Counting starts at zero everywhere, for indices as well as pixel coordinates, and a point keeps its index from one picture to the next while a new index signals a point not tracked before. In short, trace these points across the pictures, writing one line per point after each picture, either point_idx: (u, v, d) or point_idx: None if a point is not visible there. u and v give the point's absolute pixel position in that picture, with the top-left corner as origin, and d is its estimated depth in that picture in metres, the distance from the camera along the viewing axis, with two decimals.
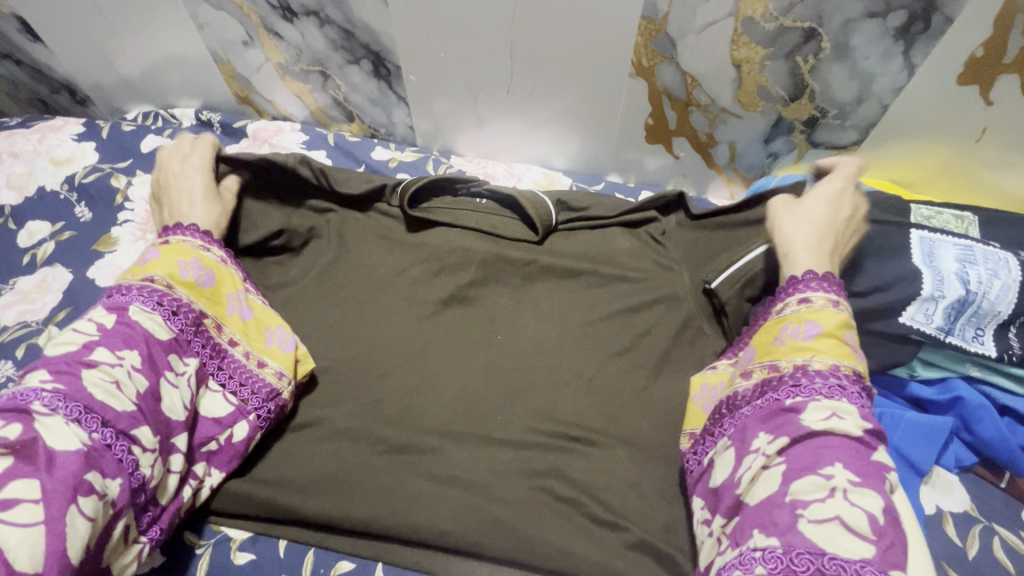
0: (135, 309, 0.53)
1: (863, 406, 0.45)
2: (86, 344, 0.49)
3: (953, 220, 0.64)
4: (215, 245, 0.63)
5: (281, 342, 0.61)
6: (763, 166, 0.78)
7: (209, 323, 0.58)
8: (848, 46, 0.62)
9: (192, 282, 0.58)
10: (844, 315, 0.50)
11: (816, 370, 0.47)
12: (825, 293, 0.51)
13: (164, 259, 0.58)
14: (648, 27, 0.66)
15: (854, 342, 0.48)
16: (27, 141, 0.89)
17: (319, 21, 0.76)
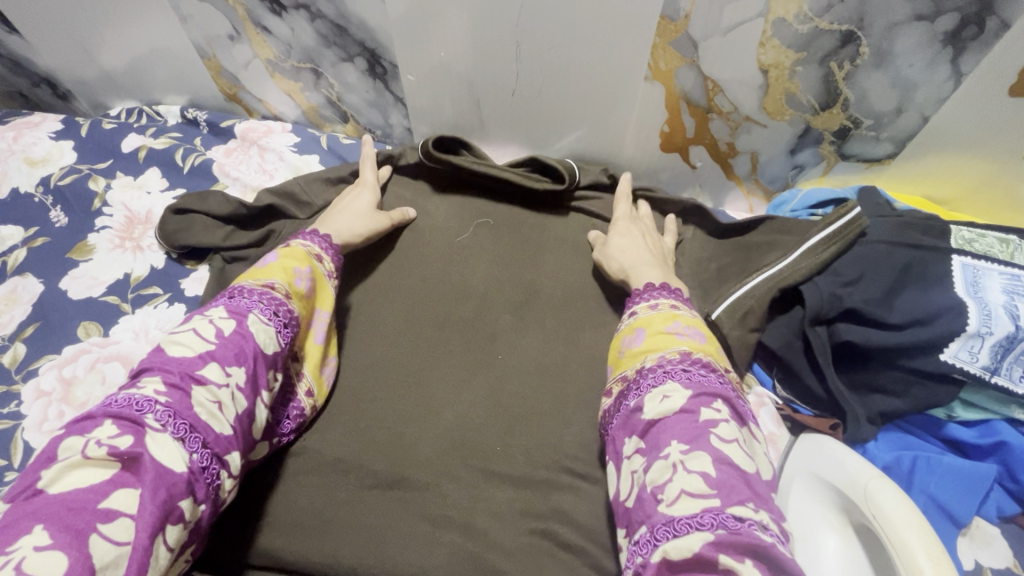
0: (254, 318, 0.47)
1: (695, 373, 0.46)
2: (203, 352, 0.42)
3: (997, 244, 0.57)
4: (326, 257, 0.60)
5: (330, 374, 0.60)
6: (786, 178, 0.73)
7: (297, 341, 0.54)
8: (889, 52, 0.56)
9: (303, 293, 0.54)
10: (667, 310, 0.54)
11: (651, 368, 0.48)
12: (658, 296, 0.57)
13: (281, 264, 0.54)
14: (668, 27, 0.60)
15: (677, 331, 0.51)
16: (2, 139, 0.84)
17: (310, 15, 0.70)
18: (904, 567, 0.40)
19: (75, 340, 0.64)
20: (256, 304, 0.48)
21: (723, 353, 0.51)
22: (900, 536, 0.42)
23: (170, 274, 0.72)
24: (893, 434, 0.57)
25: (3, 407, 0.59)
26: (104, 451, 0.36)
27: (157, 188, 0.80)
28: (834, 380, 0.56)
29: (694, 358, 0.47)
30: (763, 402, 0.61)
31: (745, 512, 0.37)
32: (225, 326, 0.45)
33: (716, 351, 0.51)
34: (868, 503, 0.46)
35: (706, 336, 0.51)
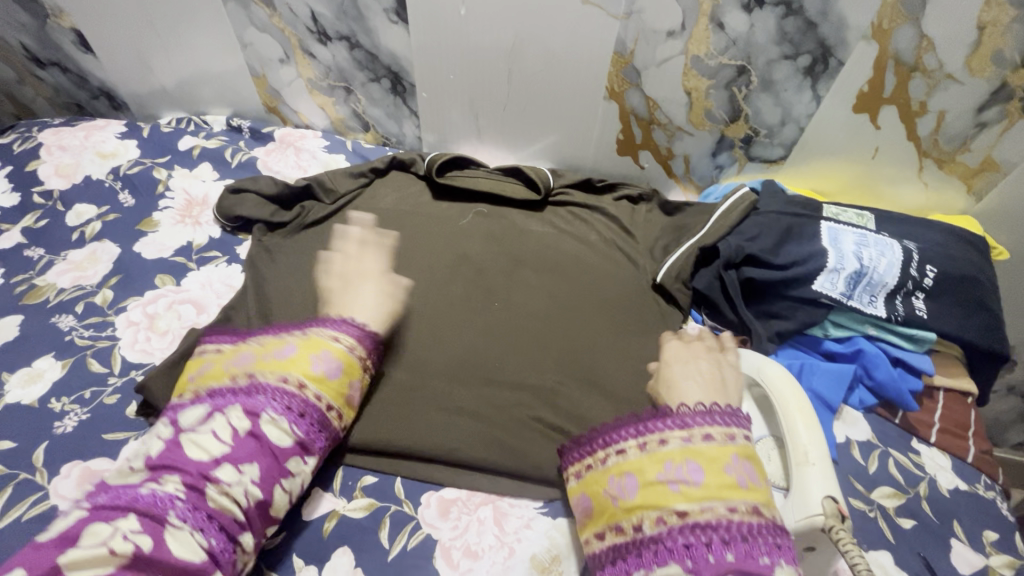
0: (267, 418, 0.57)
1: (699, 545, 0.48)
2: (218, 457, 0.53)
3: (855, 217, 0.81)
4: (346, 335, 0.65)
5: (359, 401, 0.65)
6: (712, 176, 0.96)
7: (334, 415, 0.62)
8: (771, 80, 0.80)
9: (320, 377, 0.60)
10: (654, 450, 0.54)
11: (649, 536, 0.50)
12: (658, 431, 0.55)
13: (297, 356, 0.61)
14: (619, 59, 0.83)
15: (671, 479, 0.51)
16: (74, 137, 1.00)
17: (350, 44, 0.91)
18: (779, 405, 0.63)
19: (154, 287, 0.80)
20: (270, 402, 0.57)
21: (739, 479, 0.51)
22: (779, 392, 0.63)
23: (226, 242, 0.88)
24: (788, 350, 0.78)
25: (101, 331, 0.74)
26: (126, 547, 0.46)
27: (210, 178, 0.97)
28: (743, 308, 0.77)
29: (692, 525, 0.48)
30: (694, 333, 0.80)
31: None
32: (241, 426, 0.56)
33: (732, 487, 0.50)
34: (760, 374, 0.66)
35: (710, 474, 0.51)
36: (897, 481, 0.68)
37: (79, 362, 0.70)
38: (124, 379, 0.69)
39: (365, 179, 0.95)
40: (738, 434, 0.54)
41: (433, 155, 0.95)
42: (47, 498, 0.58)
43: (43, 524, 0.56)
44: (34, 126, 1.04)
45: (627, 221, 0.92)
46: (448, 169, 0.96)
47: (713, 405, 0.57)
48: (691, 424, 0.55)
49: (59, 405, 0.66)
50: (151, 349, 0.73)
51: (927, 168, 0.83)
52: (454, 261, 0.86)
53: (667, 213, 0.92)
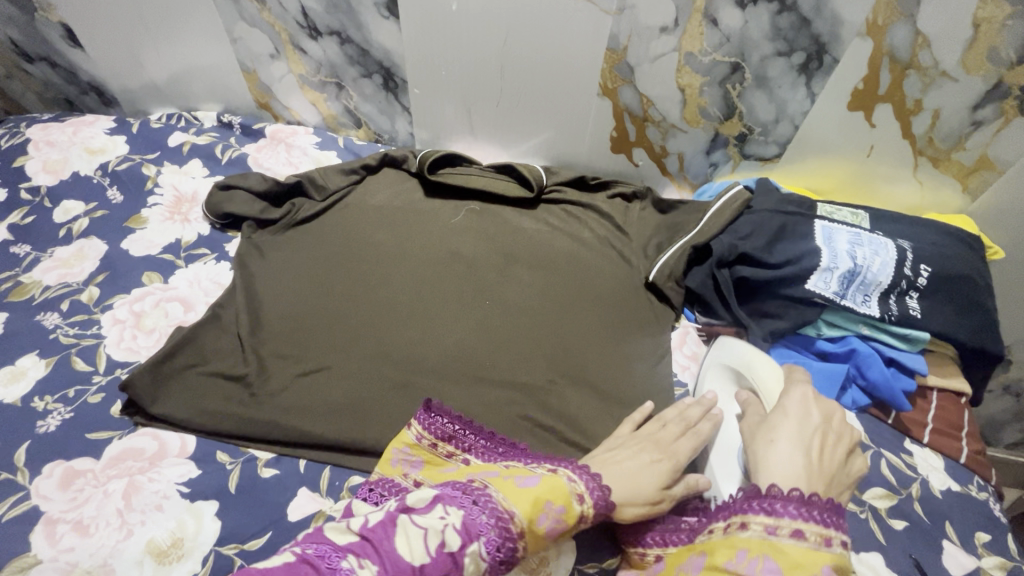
0: (475, 548, 0.48)
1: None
2: (417, 564, 0.47)
3: (849, 215, 0.80)
4: (589, 497, 0.53)
5: (548, 525, 0.51)
6: (707, 174, 0.95)
7: (523, 543, 0.50)
8: (765, 77, 0.79)
9: (540, 532, 0.51)
10: (733, 535, 0.50)
11: None
12: (741, 514, 0.51)
13: (535, 492, 0.52)
14: (613, 56, 0.82)
15: (740, 574, 0.47)
16: (63, 133, 0.99)
17: (341, 40, 0.90)
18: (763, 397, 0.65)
19: (141, 285, 0.79)
20: (480, 514, 0.49)
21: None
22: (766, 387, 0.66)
23: (215, 239, 0.87)
24: (781, 350, 0.77)
25: (86, 329, 0.73)
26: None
27: (200, 174, 0.96)
28: (736, 307, 0.76)
29: None
30: (688, 332, 0.81)
31: None
32: (451, 540, 0.48)
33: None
34: (750, 369, 0.69)
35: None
36: (889, 482, 0.68)
37: (64, 360, 0.69)
38: (108, 378, 0.68)
39: (357, 176, 0.94)
40: (836, 539, 0.48)
41: (426, 152, 0.94)
42: (29, 498, 0.58)
43: (25, 524, 0.56)
44: (23, 121, 1.03)
45: (620, 219, 0.91)
46: (440, 166, 0.95)
47: (797, 488, 0.50)
48: (781, 512, 0.49)
49: (42, 403, 0.65)
50: (137, 347, 0.72)
51: (922, 166, 0.83)
52: (446, 259, 0.85)
53: (661, 211, 0.91)
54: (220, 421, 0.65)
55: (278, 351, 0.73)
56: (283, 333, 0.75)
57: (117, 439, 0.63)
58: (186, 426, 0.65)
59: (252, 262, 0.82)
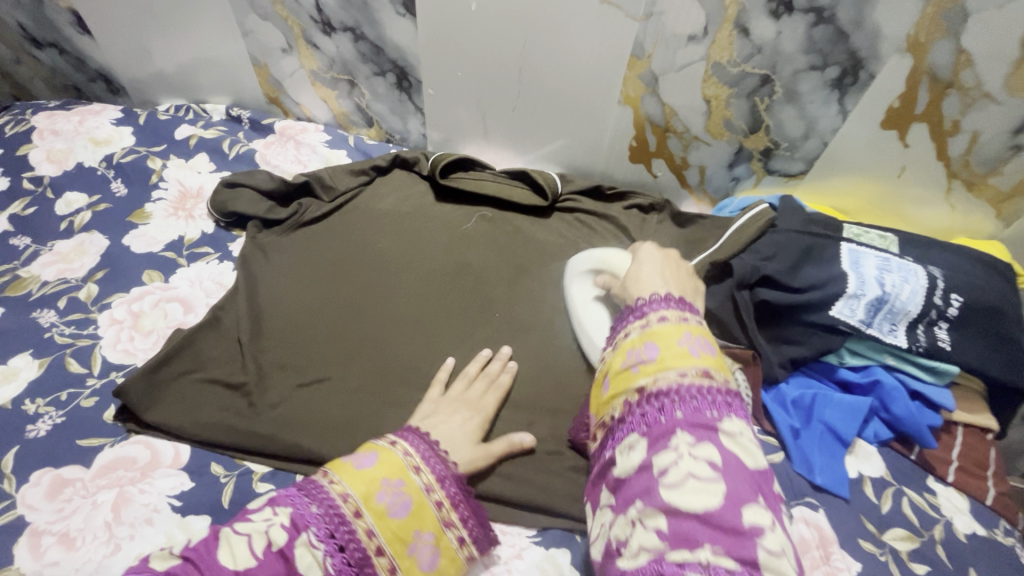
0: (305, 538, 0.49)
1: (654, 407, 0.49)
2: (241, 570, 0.46)
3: (877, 239, 0.77)
4: (427, 467, 0.56)
5: (394, 503, 0.52)
6: (727, 189, 0.92)
7: (360, 525, 0.50)
8: (796, 91, 0.76)
9: (384, 511, 0.52)
10: (620, 346, 0.57)
11: (622, 415, 0.52)
12: (622, 327, 0.58)
13: (372, 472, 0.54)
14: (637, 63, 0.79)
15: (631, 363, 0.54)
16: (68, 121, 0.97)
17: (355, 36, 0.87)
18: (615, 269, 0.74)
19: (141, 283, 0.77)
20: (311, 507, 0.50)
21: (689, 350, 0.52)
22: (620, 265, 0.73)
23: (219, 238, 0.84)
24: (800, 378, 0.74)
25: (83, 328, 0.71)
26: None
27: (206, 169, 0.93)
28: (753, 331, 0.73)
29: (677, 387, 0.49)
30: None
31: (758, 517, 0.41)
32: (278, 538, 0.48)
33: (681, 359, 0.51)
34: (606, 261, 0.75)
35: (663, 349, 0.52)
36: (911, 523, 0.65)
37: (57, 361, 0.67)
38: (102, 382, 0.66)
39: (366, 177, 0.91)
40: (691, 317, 0.55)
41: (438, 155, 0.91)
42: (15, 507, 0.56)
43: (10, 534, 0.54)
44: (28, 108, 1.01)
45: (636, 232, 0.88)
46: (452, 171, 0.92)
47: (655, 294, 0.59)
48: (648, 313, 0.57)
49: (33, 406, 0.63)
50: (134, 349, 0.70)
51: (955, 191, 0.79)
52: (454, 267, 0.82)
53: (679, 224, 0.89)
54: (216, 433, 0.63)
55: (279, 359, 0.70)
56: (284, 341, 0.72)
57: (109, 447, 0.61)
58: (181, 436, 0.63)
59: (255, 265, 0.80)
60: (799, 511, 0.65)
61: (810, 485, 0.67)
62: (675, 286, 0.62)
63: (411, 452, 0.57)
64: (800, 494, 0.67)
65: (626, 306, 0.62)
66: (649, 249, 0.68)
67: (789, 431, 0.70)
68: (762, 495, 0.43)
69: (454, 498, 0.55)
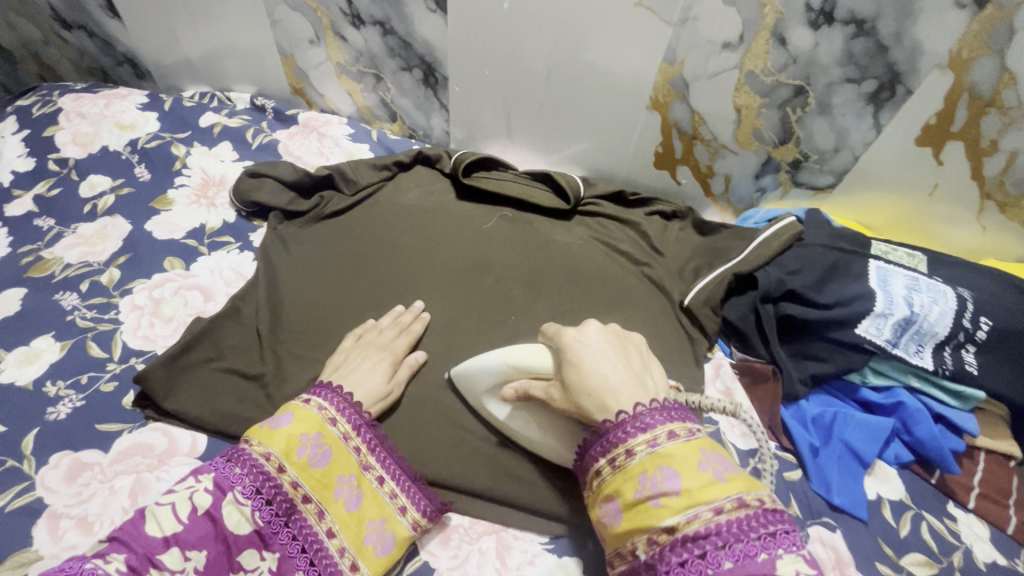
0: (231, 498, 0.52)
1: (693, 550, 0.40)
2: (169, 535, 0.49)
3: (906, 257, 0.75)
4: (343, 418, 0.60)
5: (314, 455, 0.56)
6: (752, 199, 0.90)
7: (287, 479, 0.54)
8: (830, 103, 0.74)
9: (305, 463, 0.55)
10: (625, 466, 0.46)
11: (650, 557, 0.43)
12: (619, 440, 0.47)
13: (289, 430, 0.56)
14: (668, 69, 0.78)
15: (651, 490, 0.44)
16: (95, 104, 0.97)
17: (384, 30, 0.87)
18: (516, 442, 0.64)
19: (162, 270, 0.77)
20: (233, 470, 0.53)
21: (714, 473, 0.43)
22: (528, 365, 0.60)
23: (240, 227, 0.84)
24: (820, 396, 0.73)
25: (104, 313, 0.71)
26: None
27: (229, 158, 0.93)
28: (775, 345, 0.73)
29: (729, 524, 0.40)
30: (720, 364, 0.77)
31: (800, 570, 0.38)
32: (202, 502, 0.51)
33: (707, 484, 0.42)
34: (507, 357, 0.62)
35: (686, 476, 0.43)
36: (929, 548, 0.63)
37: (79, 344, 0.68)
38: (122, 366, 0.66)
39: (389, 172, 0.91)
40: (696, 427, 0.47)
41: (461, 153, 0.90)
42: (34, 489, 0.56)
43: (29, 516, 0.54)
44: (55, 89, 1.02)
45: (657, 238, 0.87)
46: (475, 169, 0.91)
47: (640, 406, 0.48)
48: (653, 425, 0.46)
49: (53, 389, 0.64)
50: (154, 335, 0.70)
51: (988, 212, 0.76)
52: (473, 267, 0.82)
53: (701, 233, 0.87)
54: (234, 424, 0.63)
55: (293, 351, 0.70)
56: (299, 333, 0.72)
57: (127, 433, 0.62)
58: (198, 425, 0.63)
59: (276, 255, 0.80)
60: (816, 532, 0.64)
61: (828, 505, 0.66)
62: (631, 371, 0.52)
63: (325, 408, 0.60)
64: (817, 514, 0.65)
65: (596, 422, 0.50)
66: (570, 333, 0.56)
67: (808, 448, 0.69)
68: (783, 551, 0.39)
69: (371, 444, 0.60)
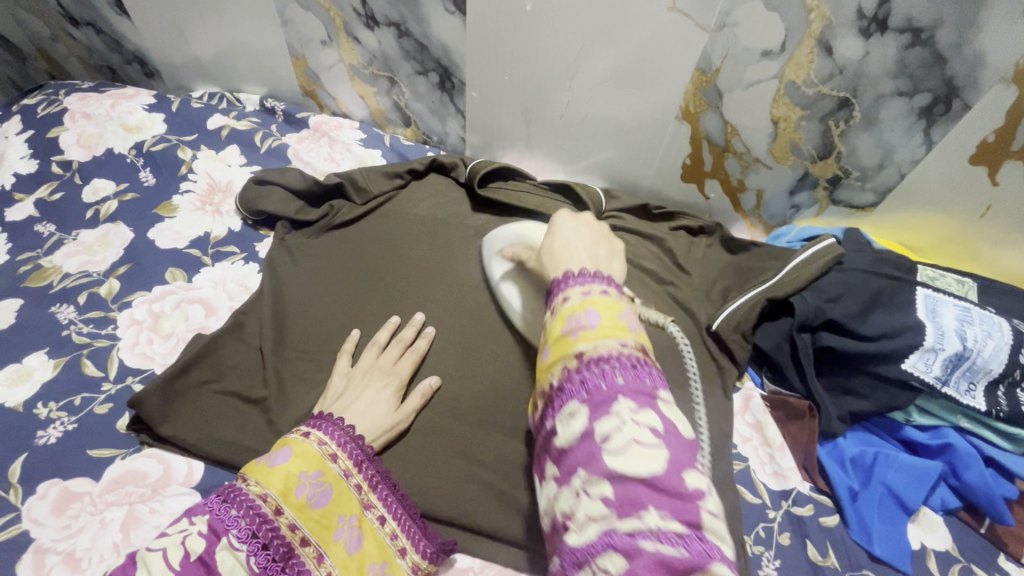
0: (226, 542, 0.47)
1: (594, 375, 0.40)
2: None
3: (954, 284, 0.69)
4: (344, 453, 0.56)
5: (314, 495, 0.51)
6: (785, 216, 0.85)
7: (283, 521, 0.49)
8: (876, 117, 0.68)
9: (304, 504, 0.51)
10: (558, 309, 0.46)
11: (562, 382, 0.42)
12: (560, 290, 0.47)
13: (287, 467, 0.52)
14: (701, 77, 0.73)
15: (569, 327, 0.44)
16: (101, 105, 0.94)
17: (399, 32, 0.83)
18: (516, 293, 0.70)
19: (163, 282, 0.73)
20: (229, 511, 0.48)
21: (629, 324, 0.43)
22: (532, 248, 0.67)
23: (246, 237, 0.81)
24: (859, 433, 0.68)
25: (101, 327, 0.68)
26: None
27: (236, 163, 0.90)
28: (812, 378, 0.68)
29: (626, 356, 0.40)
30: (750, 396, 0.72)
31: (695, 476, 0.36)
32: (195, 548, 0.46)
33: (620, 327, 0.43)
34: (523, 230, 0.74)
35: (604, 317, 0.43)
36: None
37: (75, 361, 0.65)
38: (118, 387, 0.63)
39: (401, 180, 0.87)
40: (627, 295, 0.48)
41: (478, 162, 0.86)
42: (20, 521, 0.53)
43: (14, 551, 0.51)
44: (62, 89, 0.99)
45: (683, 256, 0.82)
46: (490, 179, 0.87)
47: (574, 270, 0.49)
48: (588, 280, 0.47)
49: (46, 411, 0.61)
50: (152, 353, 0.67)
51: None
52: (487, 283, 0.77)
53: (730, 251, 0.82)
54: (233, 452, 0.59)
55: (299, 374, 0.67)
56: (304, 353, 0.68)
57: (120, 459, 0.58)
58: (196, 452, 0.59)
59: (282, 269, 0.76)
60: None
61: (868, 555, 0.61)
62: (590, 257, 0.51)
63: (324, 442, 0.55)
64: (856, 565, 0.60)
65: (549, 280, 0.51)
66: (564, 216, 0.58)
67: (847, 492, 0.64)
68: (665, 394, 0.40)
69: (372, 481, 0.56)
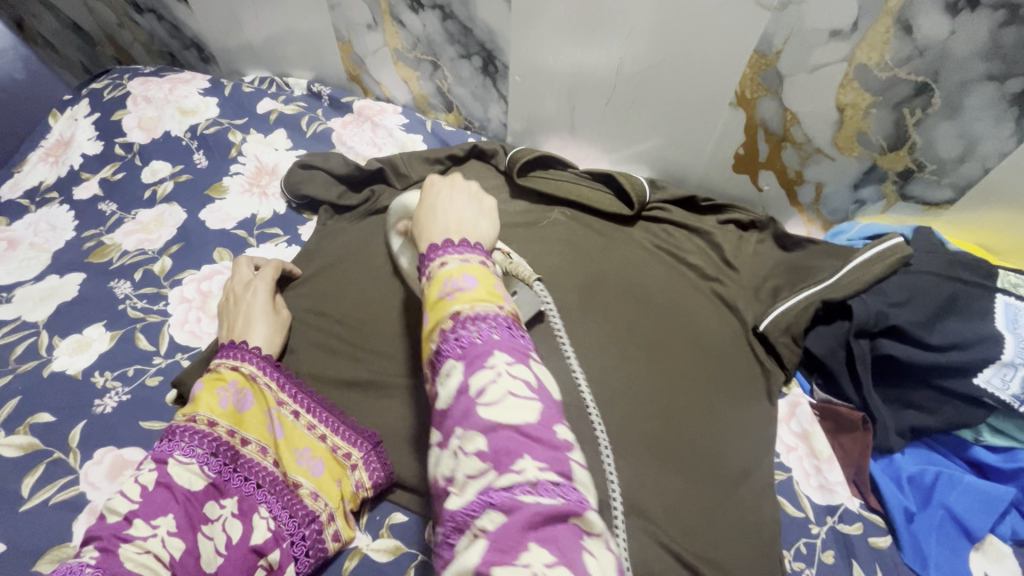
0: (175, 462, 0.51)
1: (469, 332, 0.39)
2: (127, 513, 0.47)
3: None
4: (249, 363, 0.61)
5: (237, 399, 0.57)
6: (847, 211, 0.78)
7: (221, 430, 0.55)
8: (960, 105, 0.61)
9: (230, 410, 0.57)
10: (434, 273, 0.44)
11: (450, 334, 0.40)
12: (435, 257, 0.45)
13: (201, 391, 0.57)
14: (760, 61, 0.68)
15: (447, 289, 0.42)
16: (160, 89, 0.98)
17: (443, 15, 0.81)
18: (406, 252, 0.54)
19: (211, 261, 0.76)
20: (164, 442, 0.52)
21: (504, 293, 0.44)
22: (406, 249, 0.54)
23: (290, 220, 0.83)
24: (918, 450, 0.64)
25: (154, 304, 0.71)
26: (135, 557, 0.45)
27: (283, 147, 0.92)
28: (869, 390, 0.63)
29: (503, 318, 0.41)
30: (798, 403, 0.68)
31: (563, 430, 0.36)
32: (149, 479, 0.50)
33: (495, 295, 0.43)
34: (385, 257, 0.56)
35: (482, 283, 0.43)
36: None
37: (129, 335, 0.68)
38: (168, 361, 0.66)
39: (441, 166, 0.86)
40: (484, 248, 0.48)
41: (519, 150, 0.84)
42: (78, 483, 0.57)
43: (71, 511, 0.55)
44: (126, 73, 1.04)
45: (731, 251, 0.77)
46: (531, 168, 0.84)
47: (446, 239, 0.48)
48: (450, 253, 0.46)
49: (102, 380, 0.65)
50: (200, 331, 0.69)
51: None
52: None
53: (783, 247, 0.76)
54: None
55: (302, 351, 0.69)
56: (346, 352, 0.69)
57: None
58: None
59: (329, 263, 0.76)
60: None
61: None
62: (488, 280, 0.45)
63: (229, 360, 0.61)
64: None
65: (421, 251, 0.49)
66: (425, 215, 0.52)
67: (902, 514, 0.59)
68: (535, 359, 0.40)
69: (281, 381, 0.62)
